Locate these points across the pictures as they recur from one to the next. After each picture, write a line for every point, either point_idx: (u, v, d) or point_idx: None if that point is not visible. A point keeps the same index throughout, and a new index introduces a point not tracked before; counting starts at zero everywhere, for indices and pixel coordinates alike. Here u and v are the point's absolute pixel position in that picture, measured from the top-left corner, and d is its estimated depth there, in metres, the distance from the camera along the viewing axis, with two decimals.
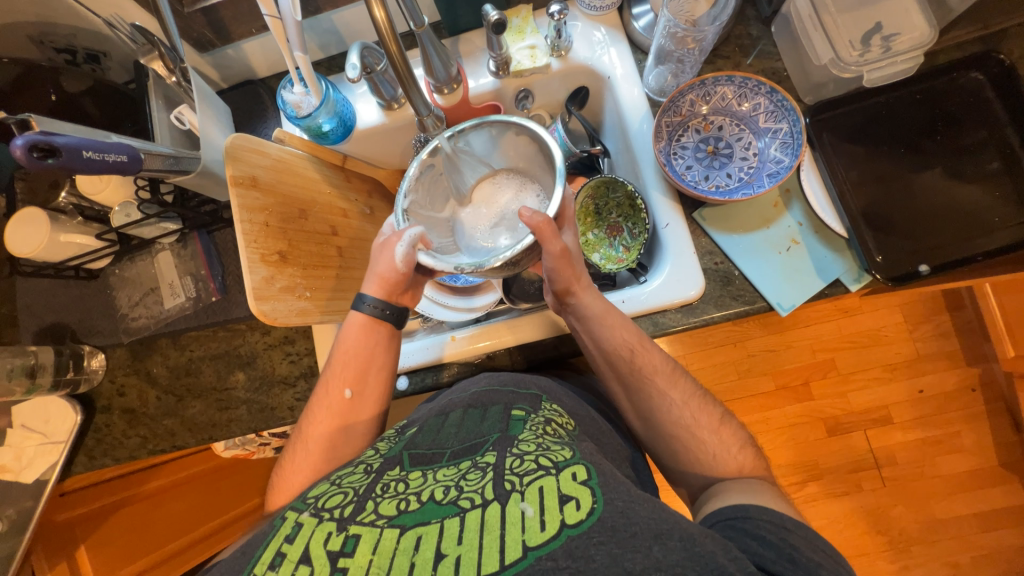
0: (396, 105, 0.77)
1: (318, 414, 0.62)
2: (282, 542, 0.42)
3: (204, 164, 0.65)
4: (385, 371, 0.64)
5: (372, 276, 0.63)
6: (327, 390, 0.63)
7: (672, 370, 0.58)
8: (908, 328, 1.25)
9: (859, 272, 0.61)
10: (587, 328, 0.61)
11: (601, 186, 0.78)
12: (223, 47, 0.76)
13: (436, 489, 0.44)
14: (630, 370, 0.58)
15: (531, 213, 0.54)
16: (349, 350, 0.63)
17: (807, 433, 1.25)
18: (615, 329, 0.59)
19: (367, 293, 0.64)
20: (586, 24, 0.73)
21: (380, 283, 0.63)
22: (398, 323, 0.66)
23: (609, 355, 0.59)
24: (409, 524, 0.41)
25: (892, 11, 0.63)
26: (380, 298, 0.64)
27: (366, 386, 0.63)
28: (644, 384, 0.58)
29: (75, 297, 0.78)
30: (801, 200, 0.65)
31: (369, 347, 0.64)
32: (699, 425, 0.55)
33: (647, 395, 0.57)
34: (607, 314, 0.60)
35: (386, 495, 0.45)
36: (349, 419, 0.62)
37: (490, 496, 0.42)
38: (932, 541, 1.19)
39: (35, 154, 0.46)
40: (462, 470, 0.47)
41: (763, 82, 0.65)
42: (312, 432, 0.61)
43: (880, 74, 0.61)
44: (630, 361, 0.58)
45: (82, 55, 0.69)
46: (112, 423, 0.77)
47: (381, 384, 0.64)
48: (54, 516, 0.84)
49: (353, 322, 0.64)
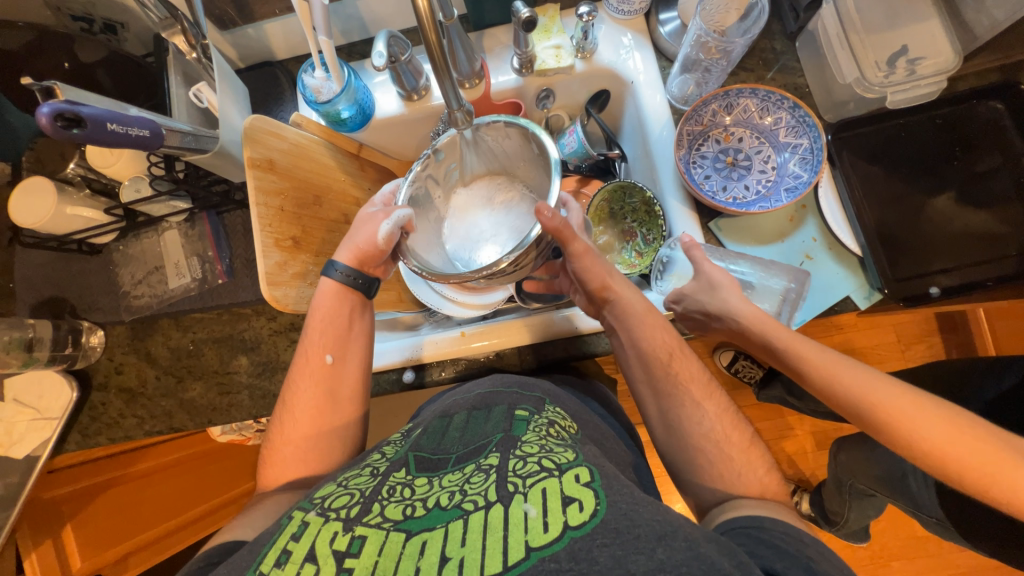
0: (417, 97, 0.76)
1: (300, 383, 0.60)
2: (288, 540, 0.41)
3: (222, 144, 0.64)
4: (364, 335, 0.64)
5: (349, 244, 0.62)
6: (306, 360, 0.61)
7: (707, 381, 0.58)
8: (903, 346, 1.26)
9: (869, 290, 0.62)
10: (624, 326, 0.61)
11: (617, 190, 0.77)
12: (244, 27, 0.74)
13: (441, 494, 0.44)
14: (664, 373, 0.58)
15: (552, 214, 0.54)
16: (324, 317, 0.62)
17: (796, 445, 1.27)
18: (653, 329, 0.60)
19: (339, 259, 0.62)
20: (613, 28, 0.73)
21: (354, 253, 0.62)
22: (368, 294, 0.64)
23: (645, 357, 0.59)
24: (414, 529, 0.40)
25: (918, 35, 0.63)
26: (352, 266, 0.62)
27: (347, 349, 0.62)
28: (677, 390, 0.57)
29: (76, 272, 0.76)
30: (816, 216, 0.66)
31: (345, 311, 0.63)
32: (729, 442, 0.53)
33: (678, 403, 0.56)
34: (647, 313, 0.61)
35: (391, 499, 0.44)
36: (334, 387, 0.61)
37: (493, 498, 0.41)
38: (913, 557, 1.21)
39: (59, 124, 0.45)
40: (466, 472, 0.46)
41: (786, 97, 0.65)
42: (297, 404, 0.59)
43: (903, 96, 0.62)
44: (667, 364, 0.58)
45: (99, 25, 0.67)
46: (108, 401, 0.76)
47: (362, 347, 0.64)
48: (41, 495, 0.83)
49: (325, 290, 0.62)
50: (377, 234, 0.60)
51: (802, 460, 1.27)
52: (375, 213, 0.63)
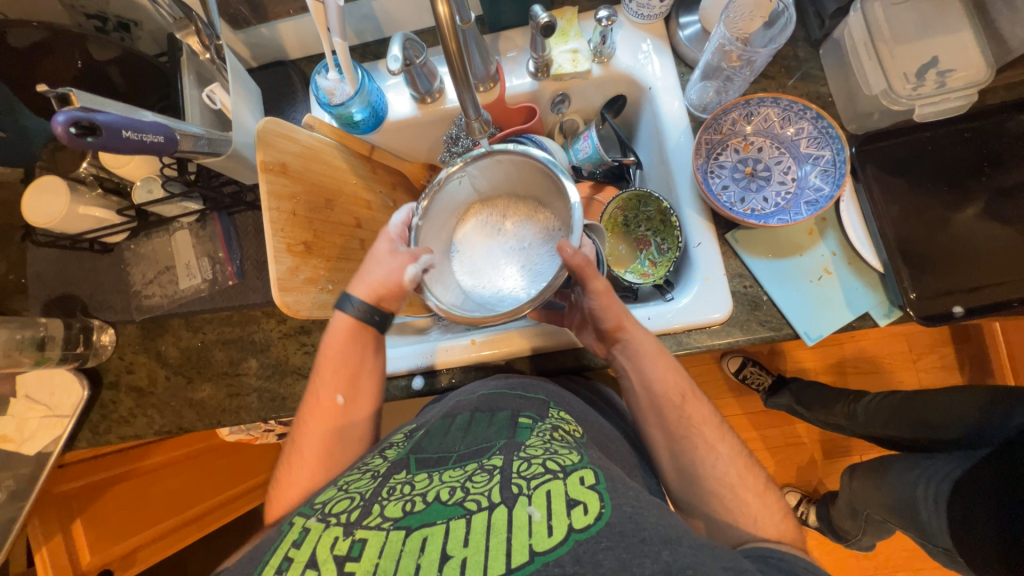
0: (430, 99, 0.75)
1: (309, 422, 0.60)
2: (289, 546, 0.40)
3: (235, 147, 0.64)
4: (376, 373, 0.63)
5: (365, 279, 0.61)
6: (317, 400, 0.61)
7: (718, 424, 0.57)
8: (915, 357, 1.24)
9: (890, 307, 0.61)
10: (636, 366, 0.60)
11: (633, 199, 0.77)
12: (257, 26, 0.74)
13: (442, 490, 0.43)
14: (678, 416, 0.57)
15: (572, 251, 0.56)
16: (338, 353, 0.61)
17: (804, 454, 1.26)
18: (666, 371, 0.59)
19: (355, 294, 0.62)
20: (632, 32, 0.71)
21: (373, 290, 0.61)
22: (382, 330, 0.63)
23: (657, 398, 0.58)
24: (414, 526, 0.39)
25: (948, 45, 0.62)
26: (368, 302, 0.61)
27: (357, 389, 0.61)
28: (690, 433, 0.56)
29: (88, 271, 0.76)
30: (837, 230, 0.64)
31: (357, 347, 0.62)
32: (744, 485, 0.52)
33: (691, 445, 0.55)
34: (659, 354, 0.60)
35: (392, 498, 0.43)
36: (345, 427, 0.60)
37: (496, 500, 0.40)
38: (919, 568, 1.20)
39: (74, 131, 0.45)
40: (468, 471, 0.45)
41: (809, 107, 0.63)
42: (304, 445, 0.58)
43: (932, 109, 0.61)
44: (680, 407, 0.57)
45: (113, 23, 0.67)
46: (118, 400, 0.76)
47: (373, 385, 0.63)
48: (49, 491, 0.82)
49: (340, 324, 0.62)
50: (403, 276, 0.60)
51: (809, 468, 1.26)
52: (397, 250, 0.62)
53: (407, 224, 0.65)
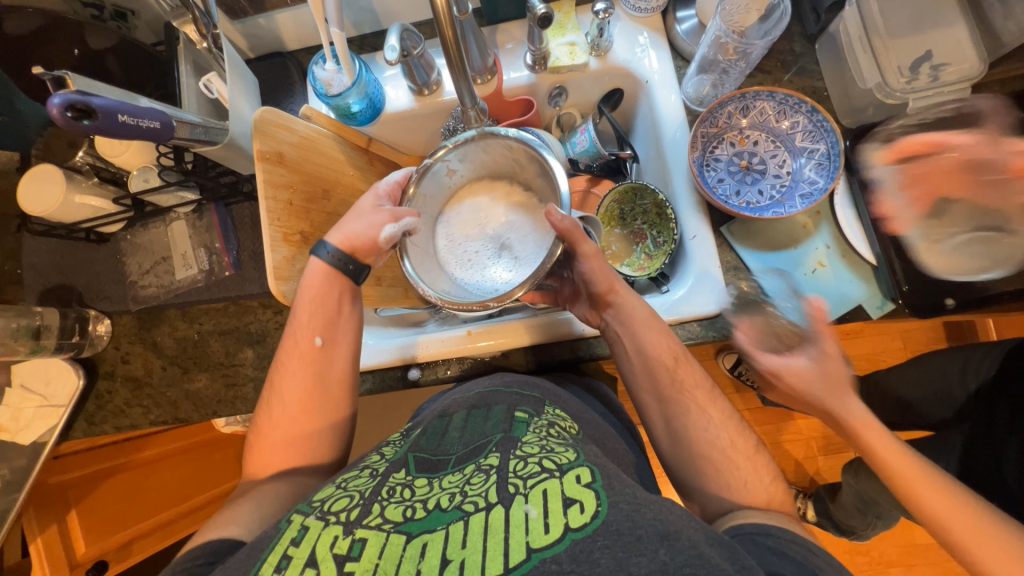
0: (428, 91, 0.75)
1: (289, 364, 0.60)
2: (288, 545, 0.40)
3: (231, 137, 0.64)
4: (353, 323, 0.62)
5: (344, 227, 0.61)
6: (295, 342, 0.60)
7: (710, 389, 0.57)
8: (910, 353, 1.24)
9: (882, 300, 0.63)
10: (628, 332, 0.60)
11: (629, 191, 0.77)
12: (255, 16, 0.74)
13: (441, 496, 0.43)
14: (671, 379, 0.57)
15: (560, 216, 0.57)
16: (315, 299, 0.60)
17: (798, 449, 1.27)
18: (657, 337, 0.59)
19: (331, 241, 0.61)
20: (630, 26, 0.72)
21: (349, 240, 0.61)
22: (356, 280, 0.62)
23: (649, 361, 0.59)
24: (414, 532, 0.39)
25: (943, 40, 0.62)
26: (343, 250, 0.61)
27: (337, 334, 0.61)
28: (683, 397, 0.56)
29: (84, 261, 0.76)
30: (831, 223, 0.66)
31: (335, 295, 0.61)
32: (736, 450, 0.52)
33: (683, 411, 0.55)
34: (650, 320, 0.60)
35: (392, 500, 0.43)
36: (322, 371, 0.60)
37: (494, 500, 0.40)
38: (911, 564, 1.21)
39: (69, 114, 0.45)
40: (466, 474, 0.45)
41: (804, 101, 0.64)
42: (286, 386, 0.59)
43: (926, 102, 0.61)
44: (672, 369, 0.58)
45: (109, 11, 0.66)
46: (114, 390, 0.76)
47: (351, 335, 0.62)
48: (47, 478, 0.84)
49: (314, 272, 0.61)
50: (380, 233, 0.60)
51: (803, 464, 1.27)
52: (380, 206, 0.62)
53: (399, 184, 0.65)
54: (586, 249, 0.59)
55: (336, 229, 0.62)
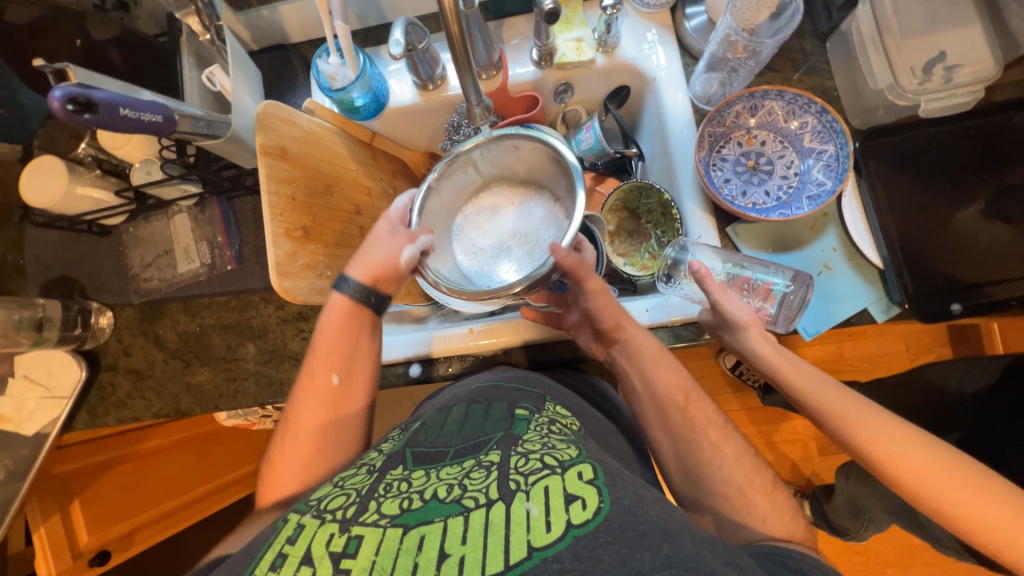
0: (432, 86, 0.74)
1: (305, 401, 0.60)
2: (284, 543, 0.41)
3: (234, 130, 0.63)
4: (371, 358, 0.62)
5: (362, 260, 0.61)
6: (312, 380, 0.60)
7: (724, 425, 0.56)
8: (911, 356, 1.24)
9: (888, 304, 0.61)
10: (636, 367, 0.60)
11: (634, 190, 0.76)
12: (258, 8, 0.73)
13: (439, 487, 0.43)
14: (683, 419, 0.56)
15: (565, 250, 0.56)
16: (333, 335, 0.61)
17: (798, 450, 1.27)
18: (667, 371, 0.59)
19: (351, 276, 0.61)
20: (638, 22, 0.71)
21: (369, 271, 0.61)
22: (378, 311, 0.63)
23: (660, 399, 0.58)
24: (412, 524, 0.39)
25: (956, 40, 0.61)
26: (364, 284, 0.61)
27: (353, 372, 0.61)
28: (693, 433, 0.55)
29: (86, 253, 0.76)
30: (838, 225, 0.65)
31: (354, 331, 0.61)
32: (752, 486, 0.51)
33: (694, 447, 0.54)
34: (659, 355, 0.60)
35: (389, 495, 0.43)
36: (339, 408, 0.60)
37: (494, 496, 0.40)
38: (908, 565, 1.21)
39: (71, 107, 0.45)
40: (465, 467, 0.45)
41: (814, 101, 0.63)
42: (301, 423, 0.59)
43: (937, 105, 0.61)
44: (683, 408, 0.57)
45: (111, 1, 0.66)
46: (116, 382, 0.76)
47: (367, 371, 0.62)
48: (50, 470, 0.83)
49: (335, 305, 0.61)
50: (399, 258, 0.60)
51: (801, 465, 1.27)
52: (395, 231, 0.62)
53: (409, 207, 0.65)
54: (591, 283, 0.59)
55: (353, 263, 0.62)
